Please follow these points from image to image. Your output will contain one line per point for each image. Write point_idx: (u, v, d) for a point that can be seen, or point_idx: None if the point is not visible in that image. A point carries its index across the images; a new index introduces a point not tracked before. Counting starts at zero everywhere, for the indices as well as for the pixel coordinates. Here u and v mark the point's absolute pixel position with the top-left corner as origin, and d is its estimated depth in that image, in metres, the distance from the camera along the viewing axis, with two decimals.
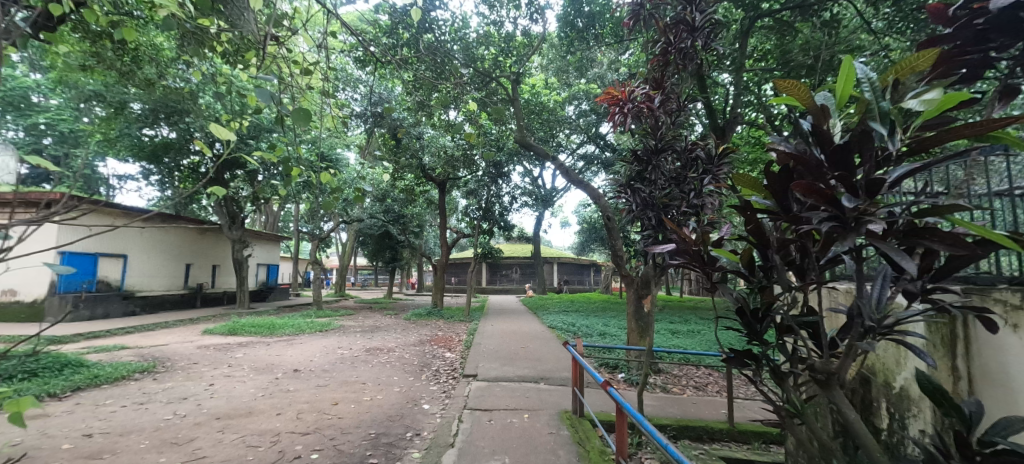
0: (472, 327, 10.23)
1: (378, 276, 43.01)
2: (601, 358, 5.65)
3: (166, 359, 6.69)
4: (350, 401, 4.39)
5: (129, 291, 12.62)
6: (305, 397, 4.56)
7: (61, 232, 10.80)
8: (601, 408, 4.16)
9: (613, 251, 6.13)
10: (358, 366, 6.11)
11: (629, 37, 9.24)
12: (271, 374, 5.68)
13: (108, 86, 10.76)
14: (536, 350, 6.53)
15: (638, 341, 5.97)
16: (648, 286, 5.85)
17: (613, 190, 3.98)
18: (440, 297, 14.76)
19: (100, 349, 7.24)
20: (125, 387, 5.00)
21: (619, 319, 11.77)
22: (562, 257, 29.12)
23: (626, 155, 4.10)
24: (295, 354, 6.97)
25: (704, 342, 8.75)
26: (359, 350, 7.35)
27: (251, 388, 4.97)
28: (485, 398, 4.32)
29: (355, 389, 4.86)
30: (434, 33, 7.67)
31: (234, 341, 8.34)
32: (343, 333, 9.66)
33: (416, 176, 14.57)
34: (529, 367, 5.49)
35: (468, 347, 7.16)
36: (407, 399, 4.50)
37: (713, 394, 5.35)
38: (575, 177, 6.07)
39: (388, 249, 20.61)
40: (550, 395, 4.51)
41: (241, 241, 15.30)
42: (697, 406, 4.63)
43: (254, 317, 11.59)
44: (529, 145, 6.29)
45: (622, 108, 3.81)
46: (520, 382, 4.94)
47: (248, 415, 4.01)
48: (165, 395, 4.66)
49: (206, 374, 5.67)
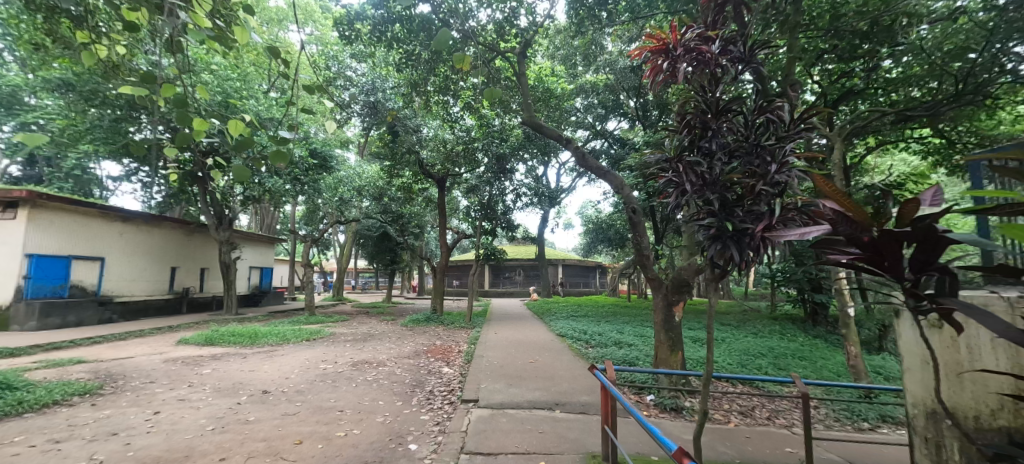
0: (473, 335, 9.35)
1: (378, 281, 42.07)
2: (627, 379, 4.74)
3: (121, 376, 5.81)
4: (319, 439, 3.48)
5: (105, 296, 11.76)
6: (264, 432, 3.66)
7: (28, 232, 9.96)
8: (638, 450, 3.23)
9: (636, 249, 5.17)
10: (339, 386, 5.22)
11: (644, 14, 8.40)
12: (235, 397, 4.80)
13: (79, 74, 9.98)
14: (547, 366, 5.63)
15: (668, 356, 5.05)
16: (681, 292, 4.93)
17: (652, 167, 3.00)
18: (440, 302, 13.85)
19: (52, 364, 6.39)
20: (52, 416, 4.12)
21: (632, 325, 10.86)
22: (566, 259, 28.17)
23: (670, 123, 3.12)
24: (271, 371, 6.07)
25: (731, 353, 7.83)
26: (344, 365, 6.45)
27: (203, 417, 4.08)
28: (487, 437, 3.41)
29: (329, 420, 3.95)
30: (428, 7, 6.82)
31: (207, 354, 7.46)
32: (332, 343, 8.78)
33: (415, 173, 13.72)
34: (540, 389, 4.57)
35: (468, 361, 6.26)
36: (390, 436, 3.58)
37: (764, 423, 4.41)
38: (592, 163, 5.16)
39: (387, 252, 19.74)
40: (569, 429, 3.61)
41: (229, 243, 14.43)
42: (753, 443, 3.71)
43: (237, 325, 10.68)
44: (538, 126, 5.38)
45: (669, 56, 2.87)
46: (530, 410, 4.04)
47: (183, 460, 3.12)
48: (93, 429, 3.76)
49: (158, 397, 4.77)
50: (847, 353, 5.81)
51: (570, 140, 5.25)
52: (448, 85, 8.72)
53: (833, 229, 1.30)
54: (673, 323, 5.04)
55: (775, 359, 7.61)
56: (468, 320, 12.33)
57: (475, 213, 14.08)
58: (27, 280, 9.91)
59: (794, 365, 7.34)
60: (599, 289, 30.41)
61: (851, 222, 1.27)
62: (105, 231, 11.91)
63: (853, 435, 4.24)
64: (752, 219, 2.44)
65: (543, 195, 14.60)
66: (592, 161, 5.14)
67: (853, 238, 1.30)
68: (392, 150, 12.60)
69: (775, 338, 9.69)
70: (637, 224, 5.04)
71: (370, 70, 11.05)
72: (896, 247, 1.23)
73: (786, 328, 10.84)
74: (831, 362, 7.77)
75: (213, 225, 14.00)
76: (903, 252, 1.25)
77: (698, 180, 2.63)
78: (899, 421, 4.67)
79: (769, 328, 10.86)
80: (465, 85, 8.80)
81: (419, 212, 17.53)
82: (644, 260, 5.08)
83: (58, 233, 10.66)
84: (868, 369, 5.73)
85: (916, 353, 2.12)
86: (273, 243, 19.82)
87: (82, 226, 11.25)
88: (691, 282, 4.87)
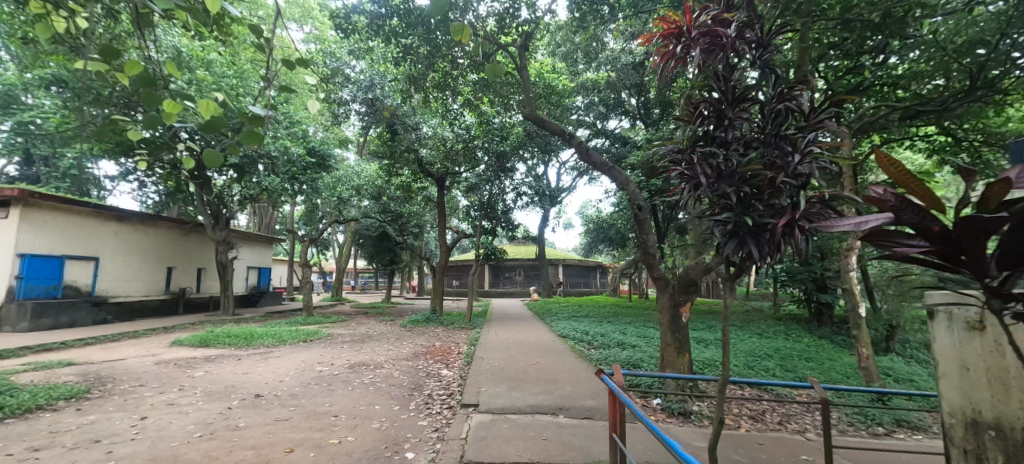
0: (473, 336, 9.19)
1: (378, 281, 41.89)
2: (633, 382, 4.57)
3: (111, 379, 5.65)
4: (311, 447, 3.31)
5: (100, 297, 11.59)
6: (254, 439, 3.49)
7: (21, 232, 9.78)
8: (647, 458, 3.06)
9: (642, 248, 5.00)
10: (334, 390, 5.05)
11: (647, 8, 8.24)
12: (226, 401, 4.64)
13: (73, 71, 9.82)
14: (550, 368, 5.46)
15: (675, 358, 4.88)
16: (689, 292, 4.77)
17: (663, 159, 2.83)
18: (440, 303, 13.69)
19: (41, 367, 6.23)
20: (34, 422, 3.95)
21: (635, 326, 10.70)
22: (567, 259, 28.00)
23: (682, 112, 2.95)
24: (265, 374, 5.90)
25: (737, 354, 7.67)
26: (340, 367, 6.28)
27: (191, 423, 3.91)
28: (489, 444, 3.25)
29: (323, 427, 3.77)
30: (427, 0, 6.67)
31: (201, 356, 7.29)
32: (329, 344, 8.61)
33: (414, 172, 13.56)
34: (544, 392, 4.41)
35: (468, 363, 6.10)
36: (385, 444, 3.41)
37: (776, 428, 4.25)
38: (596, 159, 4.99)
39: (386, 252, 19.57)
40: (574, 436, 3.44)
41: (226, 242, 14.26)
42: (767, 450, 3.54)
43: (234, 326, 10.52)
44: (540, 121, 5.21)
45: (682, 40, 2.70)
46: (533, 415, 3.88)
47: None
48: (76, 436, 3.60)
49: (146, 402, 4.60)
50: (858, 355, 5.65)
51: (572, 134, 5.08)
52: (448, 82, 8.55)
53: (900, 219, 1.17)
54: (680, 324, 4.87)
55: (782, 361, 7.45)
56: (467, 321, 12.16)
57: (475, 212, 13.92)
58: (20, 280, 9.76)
59: (801, 367, 7.18)
60: (600, 289, 30.24)
61: (920, 210, 1.14)
62: (99, 231, 11.73)
63: (869, 441, 4.07)
64: (772, 213, 2.29)
65: (544, 195, 14.43)
66: (596, 156, 4.97)
67: (922, 227, 1.18)
68: (391, 148, 12.44)
69: (780, 338, 9.53)
70: (642, 221, 4.87)
71: (368, 67, 10.87)
72: (979, 233, 1.10)
73: (791, 329, 10.68)
74: (839, 364, 7.61)
75: (210, 225, 13.82)
76: (986, 238, 1.12)
77: (712, 172, 2.46)
78: (915, 425, 4.51)
79: (773, 329, 10.70)
80: (465, 80, 8.66)
81: (419, 212, 17.35)
82: (650, 259, 4.91)
83: (51, 232, 10.50)
84: (880, 371, 5.57)
85: (953, 351, 1.72)
86: (271, 243, 19.64)
87: (75, 225, 11.08)
88: (699, 281, 4.70)
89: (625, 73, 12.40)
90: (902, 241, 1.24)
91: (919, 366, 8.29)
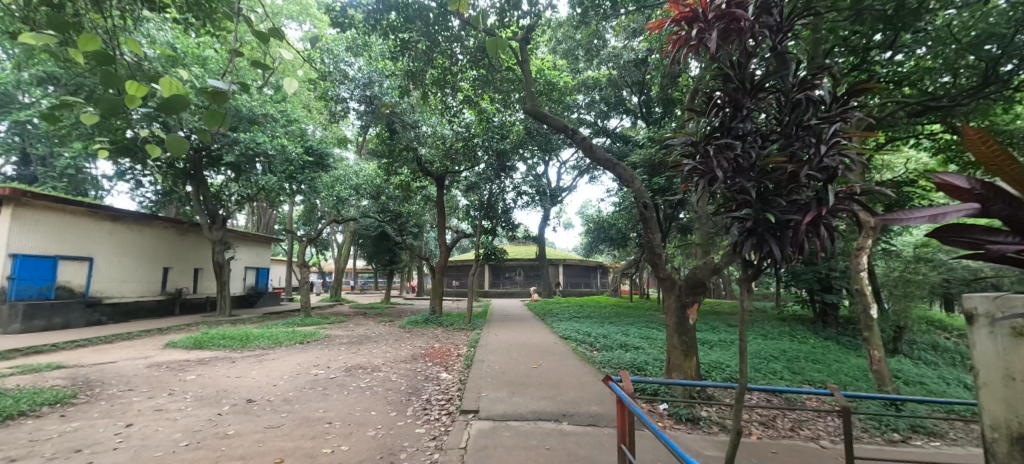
0: (473, 337, 9.03)
1: (377, 281, 41.74)
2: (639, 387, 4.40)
3: (99, 383, 5.49)
4: (302, 457, 3.14)
5: (94, 297, 11.41)
6: (243, 448, 3.33)
7: (12, 231, 9.60)
8: None
9: (648, 247, 4.82)
10: (329, 395, 4.88)
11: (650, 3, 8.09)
12: (217, 406, 4.48)
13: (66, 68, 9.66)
14: (552, 372, 5.30)
15: (682, 362, 4.71)
16: (696, 293, 4.61)
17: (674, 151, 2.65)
18: (439, 303, 13.53)
19: (29, 370, 6.07)
20: (14, 429, 3.79)
21: (637, 326, 10.54)
22: (567, 259, 27.84)
23: (694, 102, 2.77)
24: (259, 377, 5.72)
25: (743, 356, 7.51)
26: (336, 370, 6.10)
27: (178, 431, 3.74)
28: (489, 454, 3.09)
29: (316, 435, 3.60)
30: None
31: (195, 358, 7.12)
32: (326, 346, 8.45)
33: (413, 171, 13.41)
34: (546, 398, 4.24)
35: (468, 366, 5.93)
36: (381, 453, 3.25)
37: (788, 434, 4.09)
38: (599, 155, 4.83)
39: (385, 252, 19.39)
40: (579, 444, 3.28)
41: (223, 242, 14.08)
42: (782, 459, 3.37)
43: (229, 327, 10.35)
44: (540, 116, 5.03)
45: (696, 24, 2.51)
46: (536, 422, 3.71)
47: None
48: (56, 445, 3.44)
49: (133, 408, 4.43)
50: (869, 357, 5.49)
51: (575, 130, 4.91)
52: (447, 78, 8.39)
53: (985, 211, 0.95)
54: (687, 326, 4.71)
55: (788, 363, 7.28)
56: (467, 322, 11.99)
57: (475, 212, 13.75)
58: (12, 281, 9.59)
59: (809, 369, 7.01)
60: (601, 289, 30.06)
61: (1012, 198, 0.92)
62: (93, 231, 11.58)
63: (886, 449, 3.89)
64: (795, 209, 2.12)
65: (545, 194, 14.26)
66: (600, 152, 4.80)
67: (1013, 220, 0.94)
68: (390, 146, 12.28)
69: (785, 340, 9.36)
70: (648, 220, 4.70)
71: (366, 64, 10.72)
72: None
73: (796, 330, 10.50)
74: (847, 366, 7.45)
75: (206, 224, 13.65)
76: None
77: (730, 165, 2.28)
78: (932, 431, 4.35)
79: (777, 330, 10.52)
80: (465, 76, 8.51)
81: (418, 212, 17.20)
82: (656, 259, 4.75)
83: (43, 232, 10.34)
84: (893, 374, 5.40)
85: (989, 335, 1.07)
86: (269, 243, 19.48)
87: (69, 225, 10.93)
88: (707, 282, 4.55)
89: (626, 70, 12.22)
90: (985, 238, 0.97)
91: (928, 368, 8.12)
